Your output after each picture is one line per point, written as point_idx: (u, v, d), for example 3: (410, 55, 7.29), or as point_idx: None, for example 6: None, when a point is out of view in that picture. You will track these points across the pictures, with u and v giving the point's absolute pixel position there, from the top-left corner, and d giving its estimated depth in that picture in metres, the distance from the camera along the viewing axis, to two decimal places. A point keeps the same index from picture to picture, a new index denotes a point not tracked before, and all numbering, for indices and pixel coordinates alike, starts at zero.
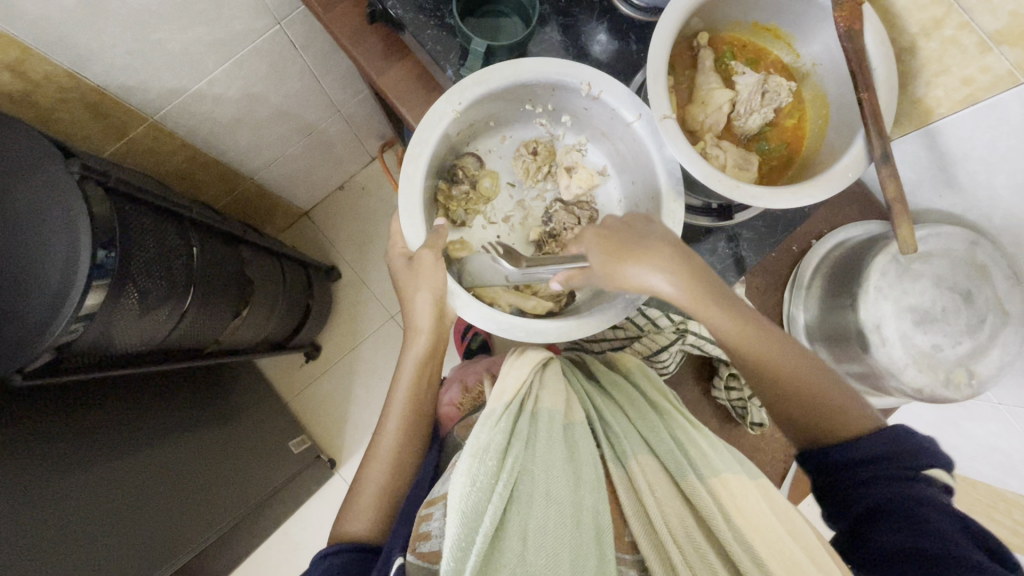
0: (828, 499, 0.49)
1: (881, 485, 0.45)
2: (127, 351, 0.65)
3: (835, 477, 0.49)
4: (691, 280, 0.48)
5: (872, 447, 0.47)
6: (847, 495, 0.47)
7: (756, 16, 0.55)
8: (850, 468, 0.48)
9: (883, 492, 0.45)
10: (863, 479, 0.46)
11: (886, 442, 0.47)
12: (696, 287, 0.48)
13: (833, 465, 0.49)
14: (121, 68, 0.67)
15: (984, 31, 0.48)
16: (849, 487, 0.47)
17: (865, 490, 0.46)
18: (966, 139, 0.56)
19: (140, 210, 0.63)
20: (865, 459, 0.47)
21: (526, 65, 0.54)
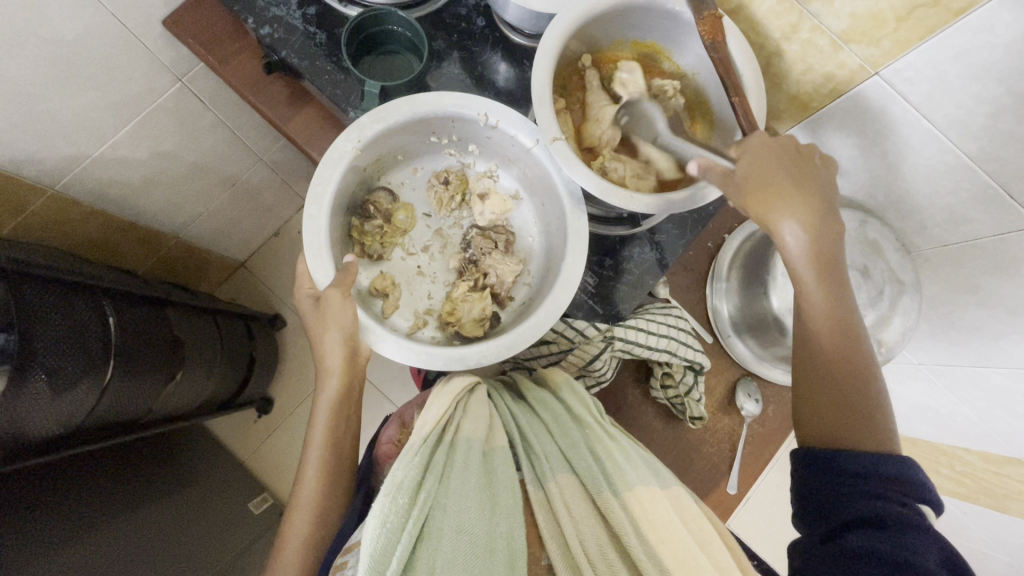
0: (808, 503, 0.49)
1: (873, 502, 0.45)
2: (39, 436, 0.61)
3: (823, 478, 0.48)
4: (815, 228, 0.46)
5: (875, 463, 0.46)
6: (832, 500, 0.47)
7: (634, 34, 0.58)
8: (843, 477, 0.47)
9: (873, 507, 0.45)
10: (855, 490, 0.46)
11: (890, 464, 0.46)
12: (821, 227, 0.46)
13: (826, 468, 0.48)
14: (10, 141, 0.64)
15: (833, 31, 0.52)
16: (836, 497, 0.47)
17: (853, 501, 0.46)
18: (842, 127, 0.61)
19: (43, 288, 0.60)
20: (861, 473, 0.46)
21: (422, 100, 0.55)
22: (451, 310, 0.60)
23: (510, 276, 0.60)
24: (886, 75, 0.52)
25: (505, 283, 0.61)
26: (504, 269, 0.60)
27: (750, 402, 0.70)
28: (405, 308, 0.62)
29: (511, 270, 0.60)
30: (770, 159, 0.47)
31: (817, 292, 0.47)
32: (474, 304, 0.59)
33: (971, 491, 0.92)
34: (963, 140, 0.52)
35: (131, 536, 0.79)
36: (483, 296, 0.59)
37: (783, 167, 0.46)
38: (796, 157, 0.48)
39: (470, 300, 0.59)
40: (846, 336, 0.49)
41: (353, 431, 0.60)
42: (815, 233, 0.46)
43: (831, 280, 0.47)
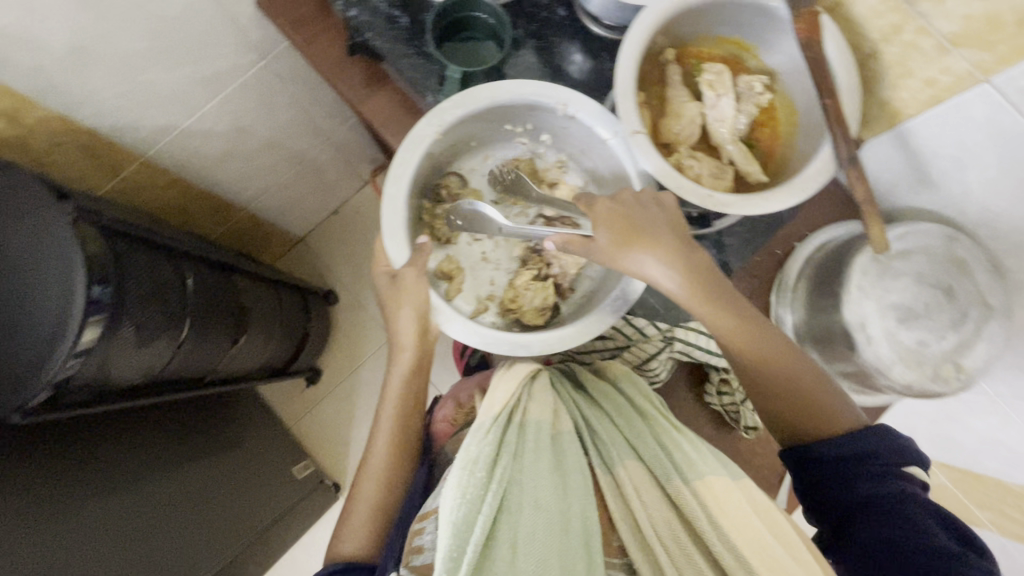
0: (811, 496, 0.52)
1: (870, 485, 0.49)
2: (123, 384, 0.66)
3: (821, 469, 0.52)
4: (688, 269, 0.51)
5: (860, 446, 0.50)
6: (836, 491, 0.50)
7: (721, 31, 0.57)
8: (839, 465, 0.51)
9: (873, 491, 0.48)
10: (853, 477, 0.50)
11: (872, 442, 0.50)
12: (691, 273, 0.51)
13: (820, 459, 0.52)
14: (113, 109, 0.69)
15: (941, 34, 0.50)
16: (835, 483, 0.50)
17: (855, 489, 0.49)
18: (936, 137, 0.57)
19: (133, 246, 0.64)
20: (854, 457, 0.50)
21: (503, 88, 0.55)
22: (513, 298, 0.60)
23: (574, 268, 0.61)
24: (997, 83, 0.49)
25: (568, 275, 0.61)
26: (568, 261, 0.60)
27: None
28: (467, 292, 0.63)
29: (574, 262, 0.61)
30: (622, 217, 0.51)
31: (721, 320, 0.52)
32: (536, 293, 0.60)
33: None
34: None
35: (184, 485, 0.84)
36: (545, 286, 0.60)
37: (626, 222, 0.51)
38: (641, 206, 0.52)
39: (532, 289, 0.60)
40: (786, 359, 0.52)
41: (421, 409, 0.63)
42: (716, 292, 0.51)
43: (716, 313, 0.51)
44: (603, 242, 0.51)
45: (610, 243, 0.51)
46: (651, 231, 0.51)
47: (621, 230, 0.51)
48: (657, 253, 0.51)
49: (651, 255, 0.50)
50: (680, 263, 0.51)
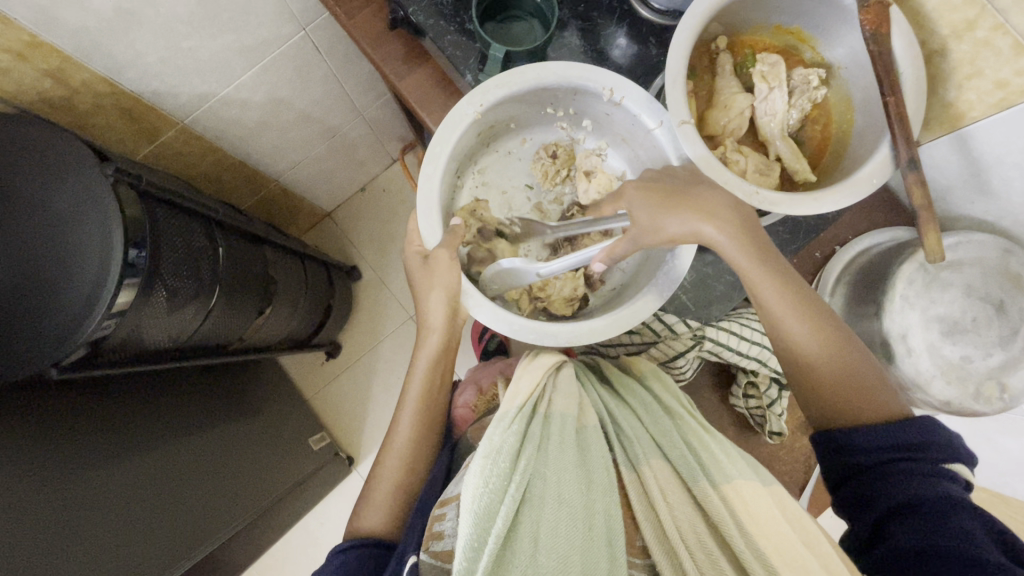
0: (845, 494, 0.47)
1: (902, 484, 0.43)
2: (154, 347, 0.67)
3: (849, 464, 0.47)
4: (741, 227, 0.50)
5: (890, 437, 0.46)
6: (866, 488, 0.45)
7: (778, 18, 0.54)
8: (867, 459, 0.46)
9: (904, 490, 0.43)
10: (886, 472, 0.44)
11: (912, 429, 0.45)
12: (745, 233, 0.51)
13: (847, 451, 0.47)
14: (155, 74, 0.69)
15: (1019, 32, 0.47)
16: (871, 480, 0.45)
17: (883, 487, 0.44)
18: (1001, 143, 0.54)
19: (169, 212, 0.65)
20: (885, 451, 0.45)
21: (549, 69, 0.54)
22: (542, 286, 0.59)
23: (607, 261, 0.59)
24: None
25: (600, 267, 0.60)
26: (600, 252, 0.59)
27: None
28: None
29: None
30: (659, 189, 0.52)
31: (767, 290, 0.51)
32: (566, 283, 0.59)
33: None
34: None
35: (207, 448, 0.86)
36: (575, 276, 0.59)
37: (662, 189, 0.52)
38: (668, 177, 0.53)
39: (562, 278, 0.58)
40: (821, 340, 0.51)
41: (446, 393, 0.63)
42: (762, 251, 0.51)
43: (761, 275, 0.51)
44: (642, 218, 0.51)
45: (647, 209, 0.51)
46: (694, 192, 0.51)
47: (661, 196, 0.51)
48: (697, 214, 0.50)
49: (697, 217, 0.50)
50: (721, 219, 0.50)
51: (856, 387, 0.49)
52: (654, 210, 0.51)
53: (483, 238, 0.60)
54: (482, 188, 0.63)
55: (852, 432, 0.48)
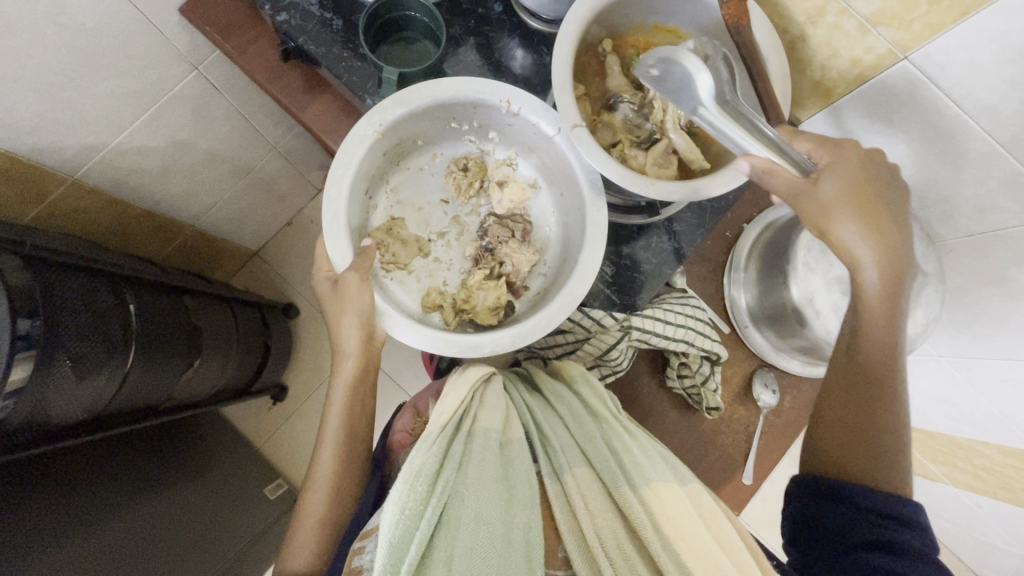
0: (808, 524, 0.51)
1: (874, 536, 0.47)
2: (64, 421, 0.62)
3: (821, 507, 0.51)
4: (904, 276, 0.46)
5: (882, 501, 0.48)
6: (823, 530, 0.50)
7: (656, 19, 0.57)
8: (845, 510, 0.49)
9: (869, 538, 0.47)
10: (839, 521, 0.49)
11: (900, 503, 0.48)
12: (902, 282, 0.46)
13: (823, 500, 0.51)
14: (30, 130, 0.64)
15: (862, 14, 0.51)
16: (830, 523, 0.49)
17: (848, 530, 0.48)
18: (866, 114, 0.59)
19: (65, 275, 0.61)
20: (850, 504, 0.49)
21: (445, 85, 0.55)
22: (465, 298, 0.60)
23: (527, 266, 0.61)
24: (915, 60, 0.51)
25: (521, 272, 0.61)
26: (520, 259, 0.60)
27: (767, 393, 0.69)
28: (412, 288, 0.62)
29: (526, 260, 0.60)
30: (854, 176, 0.46)
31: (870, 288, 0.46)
32: (489, 293, 0.59)
33: (986, 485, 0.94)
34: (994, 127, 0.50)
35: (146, 520, 0.80)
36: (498, 285, 0.60)
37: (863, 186, 0.46)
38: (874, 172, 0.47)
39: (485, 288, 0.59)
40: (890, 370, 0.48)
41: (368, 419, 0.62)
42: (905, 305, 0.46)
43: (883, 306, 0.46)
44: (831, 193, 0.45)
45: (837, 194, 0.45)
46: (882, 212, 0.46)
47: (863, 203, 0.45)
48: (863, 226, 0.45)
49: (852, 228, 0.45)
50: (893, 264, 0.45)
51: (872, 448, 0.50)
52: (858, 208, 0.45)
53: (400, 257, 0.61)
54: (397, 208, 0.63)
55: (839, 488, 0.50)
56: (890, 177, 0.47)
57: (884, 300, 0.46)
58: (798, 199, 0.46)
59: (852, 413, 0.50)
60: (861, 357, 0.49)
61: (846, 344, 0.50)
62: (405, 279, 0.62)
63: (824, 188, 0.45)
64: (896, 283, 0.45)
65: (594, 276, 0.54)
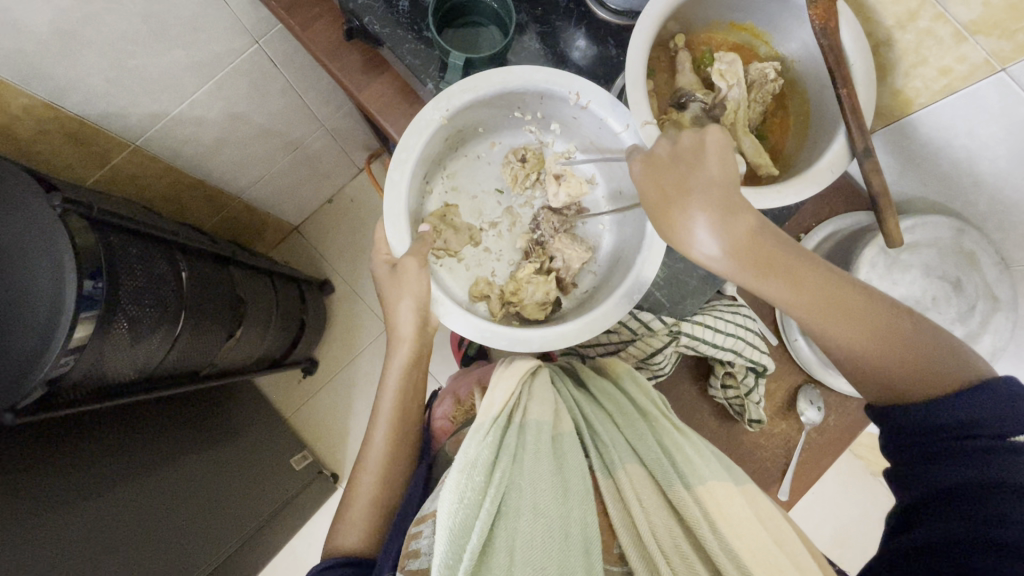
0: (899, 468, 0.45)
1: (976, 458, 0.41)
2: (119, 381, 0.64)
3: (910, 453, 0.44)
4: (741, 242, 0.44)
5: (971, 411, 0.42)
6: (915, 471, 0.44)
7: (732, 15, 0.55)
8: (933, 441, 0.43)
9: (981, 467, 0.41)
10: (930, 455, 0.43)
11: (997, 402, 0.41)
12: (750, 246, 0.43)
13: (913, 435, 0.44)
14: (100, 95, 0.66)
15: (959, 21, 0.48)
16: (921, 462, 0.43)
17: (951, 467, 0.42)
18: (948, 128, 0.56)
19: (127, 240, 0.62)
20: (945, 433, 0.42)
21: (512, 74, 0.54)
22: (514, 291, 0.59)
23: (577, 262, 0.60)
24: (1014, 72, 0.48)
25: (571, 269, 0.60)
26: (571, 255, 0.60)
27: (811, 409, 0.67)
28: (461, 276, 0.62)
29: (578, 257, 0.60)
30: (656, 183, 0.47)
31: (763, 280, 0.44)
32: (538, 288, 0.59)
33: None
34: None
35: (182, 481, 0.83)
36: (548, 280, 0.59)
37: (668, 178, 0.46)
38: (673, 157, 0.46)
39: (534, 283, 0.58)
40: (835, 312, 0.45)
41: (419, 406, 0.62)
42: (773, 259, 0.44)
43: (775, 281, 0.44)
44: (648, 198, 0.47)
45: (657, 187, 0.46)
46: (696, 184, 0.45)
47: (665, 190, 0.46)
48: (711, 215, 0.44)
49: (698, 221, 0.44)
50: (734, 239, 0.43)
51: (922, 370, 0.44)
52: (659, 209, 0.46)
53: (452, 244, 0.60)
54: (452, 194, 0.63)
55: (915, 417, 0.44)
56: (691, 153, 0.46)
57: (746, 264, 0.44)
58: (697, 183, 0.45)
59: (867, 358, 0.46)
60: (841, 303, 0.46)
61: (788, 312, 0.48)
62: (455, 266, 0.62)
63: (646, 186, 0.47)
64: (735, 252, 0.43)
65: (650, 280, 0.53)
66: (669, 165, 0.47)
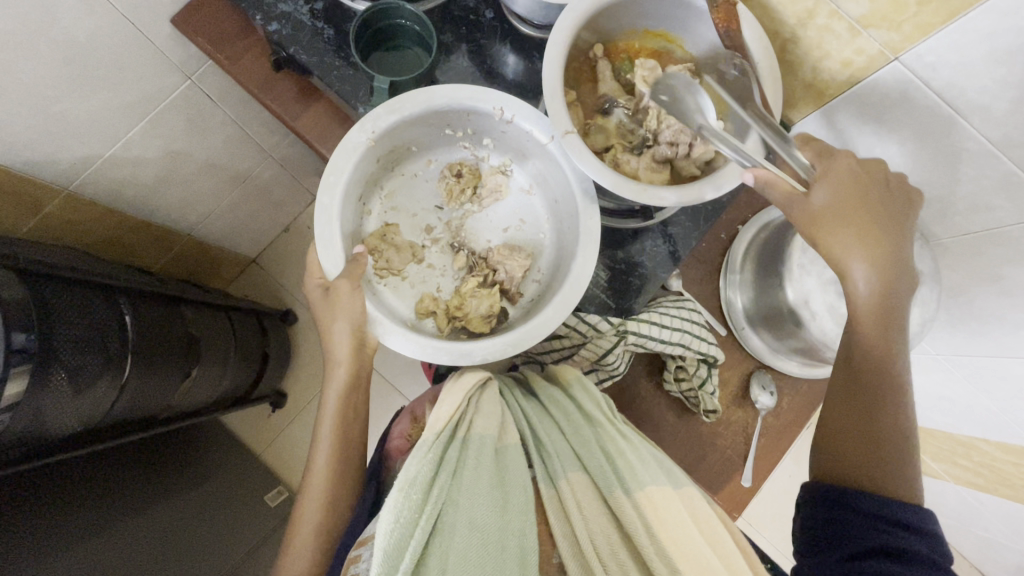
0: (813, 535, 0.50)
1: (876, 524, 0.47)
2: (63, 434, 0.62)
3: (825, 514, 0.50)
4: (891, 280, 0.49)
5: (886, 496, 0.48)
6: (826, 531, 0.49)
7: (646, 23, 0.57)
8: (852, 514, 0.48)
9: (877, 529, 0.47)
10: (842, 519, 0.49)
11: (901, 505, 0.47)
12: (894, 278, 0.49)
13: (831, 503, 0.50)
14: (25, 144, 0.65)
15: (852, 16, 0.51)
16: (836, 525, 0.49)
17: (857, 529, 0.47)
18: (859, 115, 0.60)
19: (62, 288, 0.61)
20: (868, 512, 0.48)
21: (436, 93, 0.55)
22: (458, 305, 0.60)
23: (520, 272, 0.61)
24: (906, 61, 0.51)
25: (515, 279, 0.61)
26: (514, 266, 0.60)
27: (764, 395, 0.69)
28: (407, 294, 0.62)
29: (520, 266, 0.61)
30: (845, 193, 0.49)
31: (863, 291, 0.49)
32: (482, 300, 0.59)
33: (986, 480, 0.94)
34: (986, 126, 0.50)
35: (150, 531, 0.80)
36: (492, 292, 0.59)
37: (857, 198, 0.49)
38: (864, 182, 0.50)
39: (478, 296, 0.59)
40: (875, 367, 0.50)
41: (362, 424, 0.62)
42: (891, 317, 0.49)
43: (867, 328, 0.50)
44: (826, 200, 0.49)
45: (830, 201, 0.49)
46: (883, 217, 0.49)
47: (851, 205, 0.49)
48: (865, 249, 0.49)
49: (847, 234, 0.49)
50: (884, 272, 0.49)
51: (874, 435, 0.50)
52: (846, 206, 0.49)
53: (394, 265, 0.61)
54: (391, 214, 0.63)
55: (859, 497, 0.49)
56: (897, 198, 0.50)
57: (871, 307, 0.49)
58: (791, 207, 0.50)
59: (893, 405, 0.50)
60: (858, 361, 0.51)
61: (844, 350, 0.53)
62: (399, 285, 0.62)
63: (815, 200, 0.49)
64: (881, 292, 0.49)
65: (587, 286, 0.55)
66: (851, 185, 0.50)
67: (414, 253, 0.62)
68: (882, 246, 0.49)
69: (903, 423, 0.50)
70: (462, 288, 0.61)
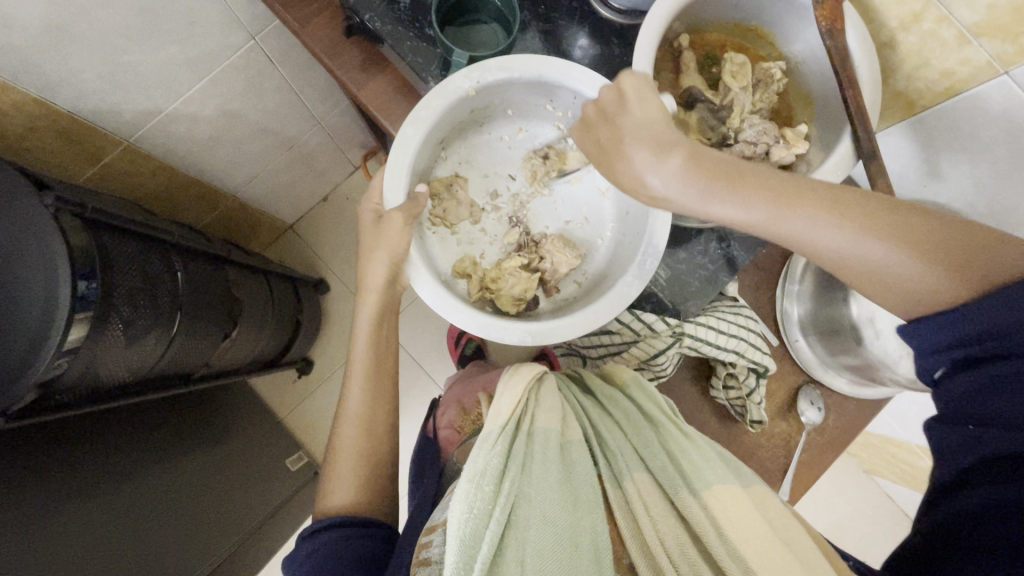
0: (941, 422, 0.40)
1: (1007, 386, 0.36)
2: (113, 384, 0.63)
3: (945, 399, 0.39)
4: (691, 170, 0.43)
5: (992, 325, 0.36)
6: (953, 418, 0.39)
7: (739, 17, 0.55)
8: (973, 378, 0.37)
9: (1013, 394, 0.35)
10: (965, 393, 0.38)
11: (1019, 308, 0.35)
12: (703, 166, 0.43)
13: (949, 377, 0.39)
14: (92, 91, 0.65)
15: (963, 23, 0.49)
16: (963, 399, 0.38)
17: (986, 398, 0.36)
18: (950, 129, 0.57)
19: (120, 238, 0.61)
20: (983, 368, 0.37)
21: (552, 65, 0.54)
22: (495, 278, 0.60)
23: (564, 267, 0.60)
24: (1016, 75, 0.48)
25: (557, 272, 0.60)
26: (560, 257, 0.59)
27: (811, 410, 0.68)
28: (451, 250, 0.62)
29: (568, 262, 0.60)
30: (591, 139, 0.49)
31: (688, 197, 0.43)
32: (519, 282, 0.59)
33: None
34: None
35: (178, 483, 0.82)
36: (530, 277, 0.59)
37: (614, 121, 0.47)
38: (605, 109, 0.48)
39: (516, 276, 0.59)
40: (821, 247, 0.41)
41: (393, 354, 0.64)
42: (750, 181, 0.42)
43: (727, 197, 0.42)
44: (604, 140, 0.47)
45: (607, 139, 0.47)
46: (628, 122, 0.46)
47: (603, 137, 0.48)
48: (649, 149, 0.44)
49: (636, 150, 0.45)
50: (679, 169, 0.43)
51: (900, 277, 0.40)
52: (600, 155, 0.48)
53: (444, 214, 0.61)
54: (465, 166, 0.62)
55: (919, 330, 0.40)
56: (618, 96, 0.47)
57: (707, 185, 0.42)
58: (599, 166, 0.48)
59: (866, 247, 0.40)
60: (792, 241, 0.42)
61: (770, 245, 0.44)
62: (446, 238, 0.62)
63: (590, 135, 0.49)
64: (686, 178, 0.43)
65: (643, 288, 0.53)
66: (598, 123, 0.48)
67: (473, 216, 0.62)
68: (651, 134, 0.45)
69: (862, 228, 0.41)
70: (502, 269, 0.60)
